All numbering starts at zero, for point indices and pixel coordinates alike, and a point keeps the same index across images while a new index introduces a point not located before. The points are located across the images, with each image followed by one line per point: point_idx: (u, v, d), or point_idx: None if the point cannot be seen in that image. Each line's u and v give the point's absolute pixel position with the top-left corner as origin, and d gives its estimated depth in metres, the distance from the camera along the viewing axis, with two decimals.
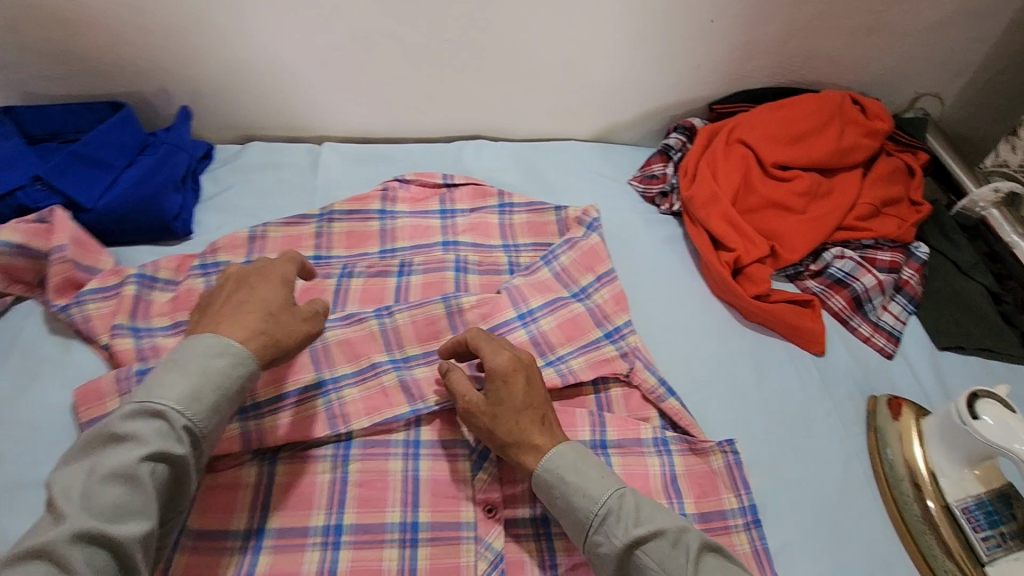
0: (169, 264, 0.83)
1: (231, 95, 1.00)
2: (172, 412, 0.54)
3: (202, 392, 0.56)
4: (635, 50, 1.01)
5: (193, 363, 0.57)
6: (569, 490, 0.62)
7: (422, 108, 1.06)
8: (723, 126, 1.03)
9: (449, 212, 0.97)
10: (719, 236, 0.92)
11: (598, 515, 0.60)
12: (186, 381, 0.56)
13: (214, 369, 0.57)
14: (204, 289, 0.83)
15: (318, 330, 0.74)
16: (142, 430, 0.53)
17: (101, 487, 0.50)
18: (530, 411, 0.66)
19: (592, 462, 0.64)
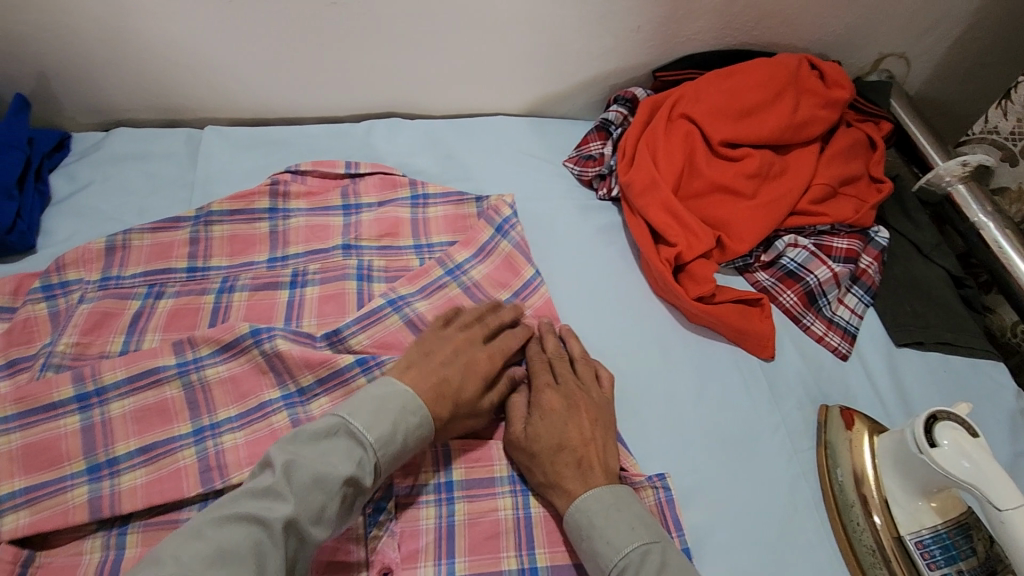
0: (4, 287, 0.70)
1: (85, 74, 0.84)
2: (365, 436, 0.55)
3: (398, 435, 0.56)
4: (563, 10, 0.87)
5: (366, 406, 0.57)
6: (594, 535, 0.57)
7: (321, 83, 0.91)
8: (665, 99, 0.90)
9: (354, 208, 0.84)
10: (658, 228, 0.81)
11: (617, 568, 0.55)
12: (388, 418, 0.56)
13: (403, 423, 0.57)
14: (49, 316, 0.69)
15: (195, 378, 0.65)
16: (342, 451, 0.54)
17: (306, 491, 0.51)
18: (573, 449, 0.61)
19: (628, 508, 0.58)
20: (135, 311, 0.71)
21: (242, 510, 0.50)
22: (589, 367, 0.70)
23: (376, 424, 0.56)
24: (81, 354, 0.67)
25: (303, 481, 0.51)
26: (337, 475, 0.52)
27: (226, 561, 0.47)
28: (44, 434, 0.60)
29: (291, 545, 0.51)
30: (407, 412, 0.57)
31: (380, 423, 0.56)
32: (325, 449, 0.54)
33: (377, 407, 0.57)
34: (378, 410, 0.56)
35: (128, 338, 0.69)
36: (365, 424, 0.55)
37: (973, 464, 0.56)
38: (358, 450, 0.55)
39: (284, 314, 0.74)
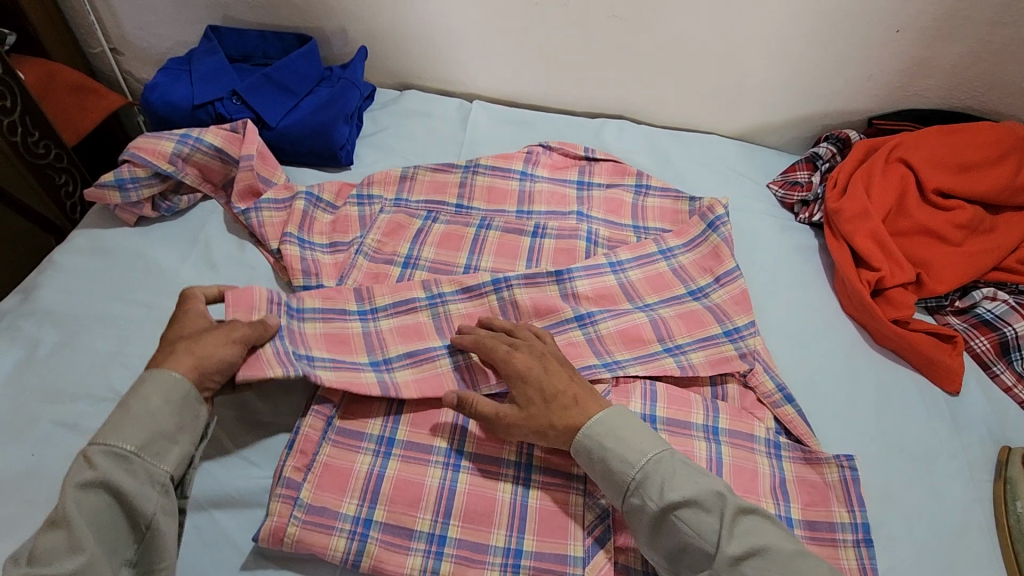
0: (332, 189, 0.91)
1: (400, 44, 1.06)
2: (94, 451, 0.55)
3: (152, 430, 0.57)
4: (805, 51, 0.98)
5: (132, 425, 0.57)
6: (607, 456, 0.62)
7: (573, 81, 1.08)
8: (883, 143, 0.98)
9: (587, 184, 0.99)
10: (862, 253, 0.89)
11: (634, 480, 0.60)
12: (123, 420, 0.57)
13: (157, 413, 0.58)
14: (358, 217, 0.89)
15: (442, 310, 0.78)
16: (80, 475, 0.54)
17: (53, 538, 0.51)
18: (566, 392, 0.66)
19: (636, 426, 0.64)
20: (417, 228, 0.90)
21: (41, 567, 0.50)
22: (525, 329, 0.73)
23: (136, 434, 0.56)
24: (379, 250, 0.86)
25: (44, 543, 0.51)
26: (76, 512, 0.52)
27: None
28: (338, 330, 0.74)
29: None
30: (163, 400, 0.59)
31: (136, 427, 0.57)
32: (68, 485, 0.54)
33: (137, 420, 0.57)
34: (137, 409, 0.57)
35: (412, 246, 0.88)
36: (117, 437, 0.56)
37: None
38: (106, 475, 0.54)
39: (525, 256, 0.89)
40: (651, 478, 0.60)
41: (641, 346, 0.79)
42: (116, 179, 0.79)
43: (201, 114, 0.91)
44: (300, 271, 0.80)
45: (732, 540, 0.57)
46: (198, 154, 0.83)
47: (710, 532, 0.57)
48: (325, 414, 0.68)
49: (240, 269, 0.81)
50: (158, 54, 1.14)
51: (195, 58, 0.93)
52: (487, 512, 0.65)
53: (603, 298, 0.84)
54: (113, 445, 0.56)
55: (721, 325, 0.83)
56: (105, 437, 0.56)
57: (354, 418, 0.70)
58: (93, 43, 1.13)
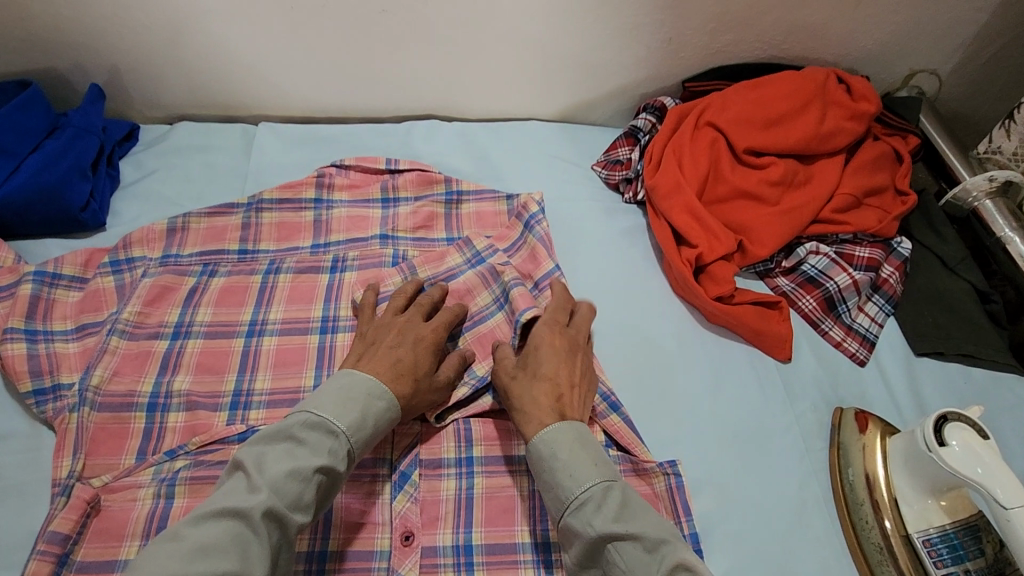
0: (77, 260, 0.76)
1: (155, 72, 0.92)
2: (342, 431, 0.56)
3: (369, 420, 0.58)
4: (596, 21, 0.92)
5: (330, 398, 0.58)
6: (557, 469, 0.57)
7: (366, 86, 0.97)
8: (692, 107, 0.94)
9: (391, 201, 0.89)
10: (681, 230, 0.84)
11: (578, 500, 0.55)
12: (355, 407, 0.57)
13: (371, 410, 0.58)
14: (116, 288, 0.76)
15: (241, 414, 0.68)
16: (317, 439, 0.55)
17: (281, 480, 0.52)
18: (556, 381, 0.63)
19: (587, 450, 0.58)
20: (190, 287, 0.78)
21: (220, 507, 0.51)
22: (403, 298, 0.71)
23: (345, 412, 0.57)
24: (141, 323, 0.73)
25: (275, 472, 0.52)
26: (243, 463, 0.54)
27: (207, 554, 0.48)
28: (116, 424, 0.66)
29: (274, 533, 0.51)
30: (377, 397, 0.59)
31: (355, 413, 0.57)
32: (274, 451, 0.54)
33: (347, 394, 0.58)
34: (360, 381, 0.59)
35: (184, 311, 0.75)
36: (334, 412, 0.56)
37: (1008, 493, 0.56)
38: (283, 431, 0.55)
39: (324, 294, 0.79)
40: (599, 504, 0.54)
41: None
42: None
43: None
44: (27, 372, 0.67)
45: None
46: None
47: (642, 568, 0.51)
48: (55, 552, 0.56)
49: None
50: None
51: None
52: None
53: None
54: (327, 419, 0.56)
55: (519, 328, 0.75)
56: (323, 406, 0.57)
57: (102, 545, 0.58)
58: None
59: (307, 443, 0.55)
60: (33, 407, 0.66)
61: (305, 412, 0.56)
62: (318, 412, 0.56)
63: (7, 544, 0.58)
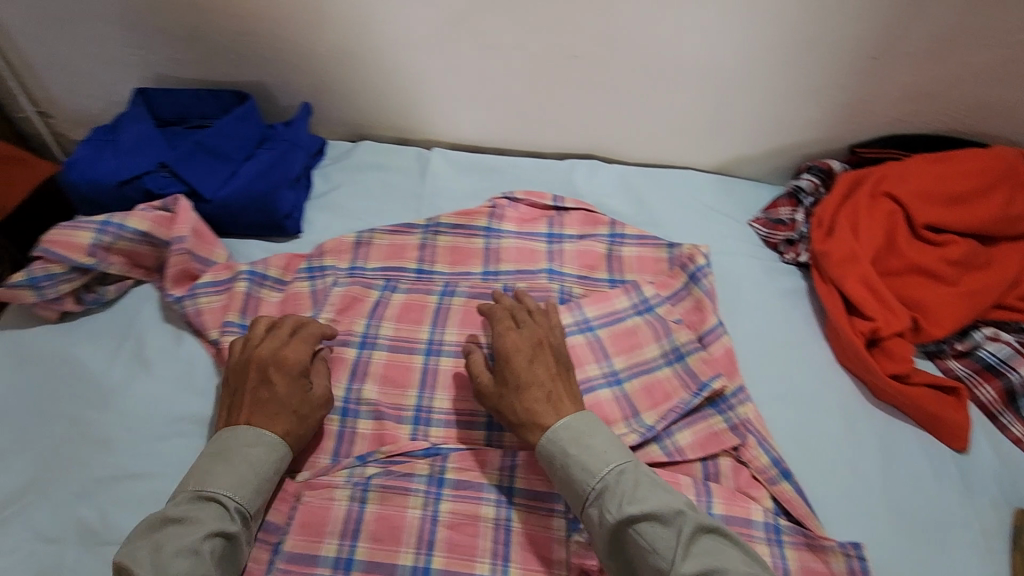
0: (279, 263, 0.83)
1: (350, 93, 0.99)
2: (225, 496, 0.57)
3: (258, 482, 0.60)
4: (778, 81, 0.92)
5: (239, 454, 0.60)
6: (569, 464, 0.61)
7: (537, 122, 1.01)
8: (868, 175, 0.92)
9: (556, 236, 0.92)
10: (855, 300, 0.83)
11: (595, 490, 0.59)
12: (235, 471, 0.59)
13: (251, 458, 0.60)
14: (310, 294, 0.81)
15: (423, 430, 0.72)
16: (214, 512, 0.56)
17: (166, 564, 0.52)
18: (542, 386, 0.66)
19: (604, 435, 0.62)
20: (374, 301, 0.82)
21: None
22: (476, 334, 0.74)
23: (241, 485, 0.59)
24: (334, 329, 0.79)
25: (174, 554, 0.52)
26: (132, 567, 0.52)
27: None
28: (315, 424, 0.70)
29: None
30: (258, 445, 0.61)
31: (233, 479, 0.59)
32: (196, 524, 0.55)
33: (239, 467, 0.59)
34: (242, 453, 0.60)
35: (369, 322, 0.80)
36: (213, 479, 0.58)
37: None
38: (199, 519, 0.55)
39: None
40: (615, 489, 0.58)
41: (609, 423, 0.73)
42: (28, 277, 0.71)
43: (129, 191, 0.82)
44: None
45: (687, 560, 0.54)
46: (121, 242, 0.74)
47: (667, 545, 0.54)
48: (270, 541, 0.62)
49: (177, 366, 0.73)
50: (90, 116, 1.06)
51: (121, 127, 0.85)
52: None
53: None
54: (221, 493, 0.57)
55: (689, 390, 0.76)
56: (223, 485, 0.58)
57: (305, 540, 0.62)
58: (16, 107, 1.04)
59: (210, 530, 0.55)
60: None
61: (202, 490, 0.57)
62: (217, 490, 0.57)
63: None
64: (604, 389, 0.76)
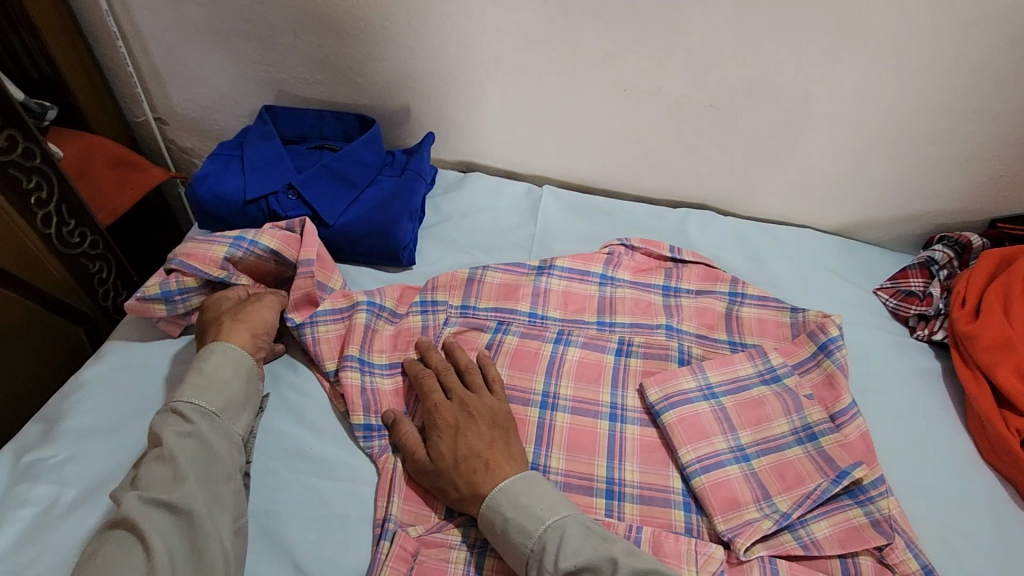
0: (394, 295, 0.81)
1: (467, 125, 0.97)
2: (202, 405, 0.61)
3: (222, 392, 0.63)
4: (923, 146, 0.87)
5: (214, 388, 0.63)
6: (508, 527, 0.58)
7: (655, 168, 0.98)
8: (1017, 255, 0.86)
9: (673, 290, 0.88)
10: (1008, 393, 0.76)
11: (537, 547, 0.56)
12: (205, 386, 0.63)
13: (226, 382, 0.64)
14: (422, 329, 0.79)
15: None
16: (171, 421, 0.60)
17: (154, 480, 0.55)
18: (479, 455, 0.62)
19: (540, 490, 0.60)
20: (487, 341, 0.80)
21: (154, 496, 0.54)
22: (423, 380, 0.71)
23: (211, 394, 0.63)
24: None
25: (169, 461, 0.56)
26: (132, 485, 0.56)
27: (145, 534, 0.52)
28: None
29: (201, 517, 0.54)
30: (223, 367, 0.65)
31: (209, 392, 0.63)
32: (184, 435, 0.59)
33: (207, 380, 0.64)
34: (211, 378, 0.64)
35: None
36: (197, 394, 0.62)
37: None
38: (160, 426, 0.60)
39: (613, 378, 0.78)
40: (550, 548, 0.55)
41: (740, 507, 0.67)
42: (163, 291, 0.72)
43: (253, 210, 0.81)
44: (361, 406, 0.69)
45: None
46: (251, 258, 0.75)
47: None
48: None
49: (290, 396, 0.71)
50: (204, 126, 1.07)
51: (249, 143, 0.85)
52: None
53: (694, 428, 0.72)
54: (197, 403, 0.62)
55: (827, 476, 0.70)
56: (190, 395, 0.62)
57: None
58: (138, 112, 1.06)
59: (163, 434, 0.58)
60: (361, 440, 0.68)
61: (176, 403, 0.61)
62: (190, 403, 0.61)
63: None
64: (735, 467, 0.70)
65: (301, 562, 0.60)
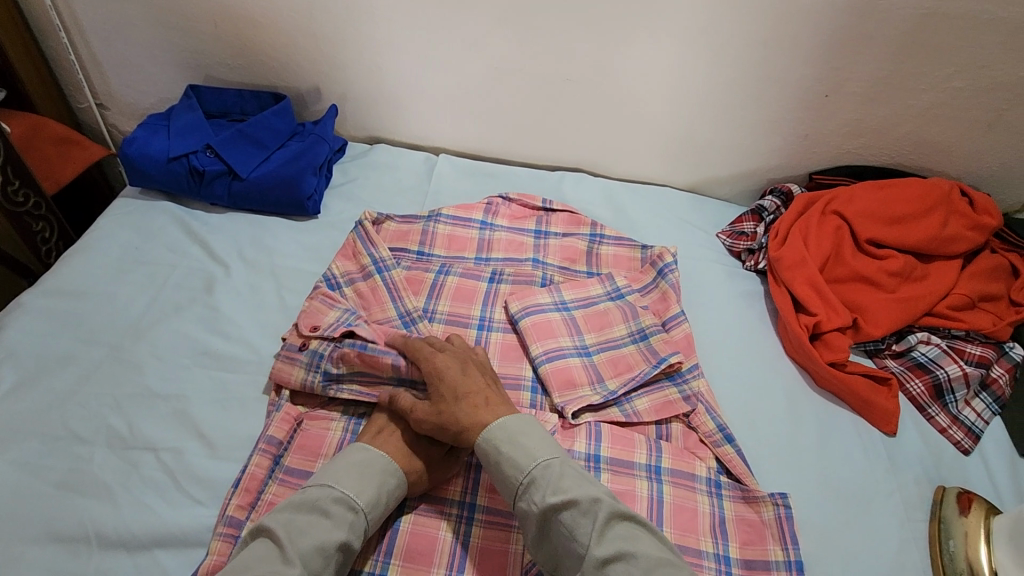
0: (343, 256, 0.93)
1: (372, 104, 1.14)
2: (362, 505, 0.61)
3: (383, 497, 0.63)
4: (742, 111, 1.06)
5: (350, 474, 0.63)
6: (502, 459, 0.63)
7: (533, 138, 1.15)
8: (819, 196, 1.05)
9: (543, 233, 1.04)
10: (801, 299, 0.94)
11: (526, 480, 0.61)
12: (373, 485, 0.63)
13: (386, 486, 0.64)
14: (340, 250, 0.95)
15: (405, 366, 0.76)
16: (338, 509, 0.60)
17: (313, 553, 0.56)
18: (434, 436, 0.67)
19: (535, 432, 0.65)
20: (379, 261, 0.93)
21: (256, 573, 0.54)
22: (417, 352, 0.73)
23: (365, 488, 0.62)
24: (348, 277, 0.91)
25: (304, 546, 0.56)
26: (270, 530, 0.57)
27: None
28: None
29: None
30: (389, 474, 0.64)
31: (368, 485, 0.63)
32: (300, 520, 0.58)
33: (363, 471, 0.63)
34: (371, 470, 0.64)
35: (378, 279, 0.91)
36: (357, 488, 0.62)
37: None
38: (312, 502, 0.60)
39: (482, 298, 0.93)
40: (538, 481, 0.61)
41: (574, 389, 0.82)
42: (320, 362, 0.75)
43: (175, 166, 0.96)
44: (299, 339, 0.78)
45: (600, 545, 0.56)
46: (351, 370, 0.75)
47: (581, 538, 0.57)
48: (271, 452, 0.70)
49: (204, 311, 0.84)
50: (142, 109, 1.21)
51: (175, 114, 1.00)
52: (429, 551, 0.66)
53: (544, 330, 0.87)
54: (352, 496, 0.61)
55: (650, 362, 0.86)
56: (346, 485, 0.62)
57: (301, 457, 0.70)
58: (81, 99, 1.20)
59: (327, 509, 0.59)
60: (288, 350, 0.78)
61: (331, 488, 0.61)
62: (348, 494, 0.61)
63: (231, 441, 0.72)
64: (574, 357, 0.85)
65: (205, 430, 0.72)
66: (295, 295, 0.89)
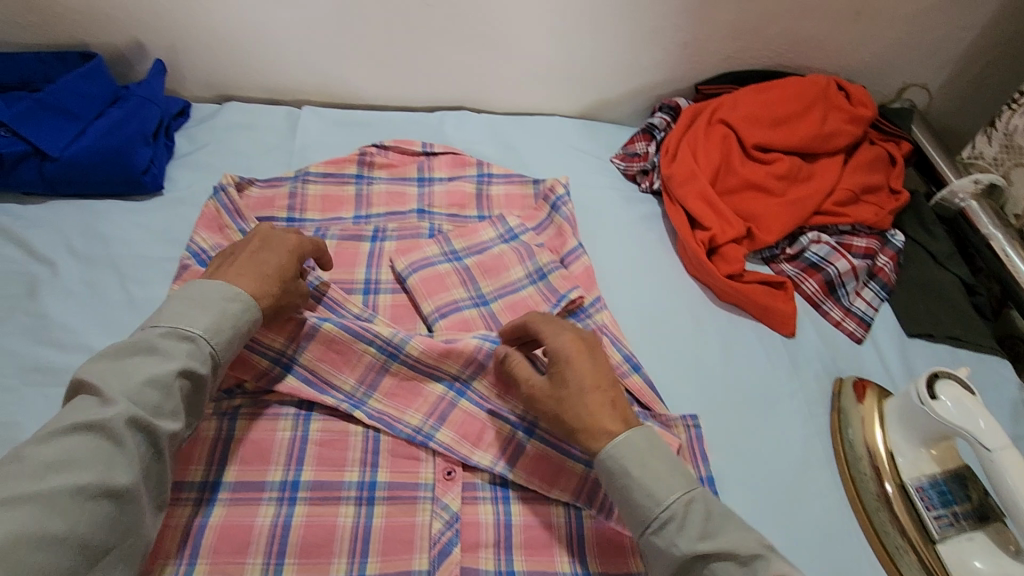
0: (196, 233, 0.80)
1: (211, 55, 0.99)
2: (202, 337, 0.57)
3: (225, 326, 0.58)
4: (620, 24, 1.00)
5: (181, 310, 0.57)
6: (629, 484, 0.57)
7: (404, 77, 1.05)
8: (705, 107, 1.02)
9: (426, 180, 0.96)
10: (696, 215, 0.92)
11: (659, 520, 0.55)
12: (208, 316, 0.58)
13: (228, 314, 0.59)
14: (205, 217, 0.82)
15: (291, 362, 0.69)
16: (172, 344, 0.55)
17: (136, 391, 0.52)
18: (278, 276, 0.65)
19: (666, 457, 0.58)
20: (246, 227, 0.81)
21: (74, 421, 0.50)
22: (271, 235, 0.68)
23: (197, 320, 0.57)
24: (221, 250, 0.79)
25: (129, 383, 0.52)
26: (90, 379, 0.53)
27: (63, 469, 0.48)
28: None
29: (139, 442, 0.52)
30: (229, 301, 0.59)
31: (204, 315, 0.58)
32: (132, 361, 0.54)
33: (199, 307, 0.58)
34: (199, 305, 0.58)
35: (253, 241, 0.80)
36: (189, 321, 0.57)
37: (988, 424, 0.63)
38: (141, 343, 0.55)
39: (366, 260, 0.85)
40: (675, 520, 0.54)
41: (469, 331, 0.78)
42: None
43: None
44: None
45: None
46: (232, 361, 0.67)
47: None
48: None
49: (28, 321, 0.71)
50: None
51: None
52: (327, 542, 0.60)
53: (436, 285, 0.81)
54: (181, 326, 0.56)
55: (550, 302, 0.81)
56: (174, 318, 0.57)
57: None
58: None
59: (159, 349, 0.55)
60: None
61: (157, 325, 0.56)
62: (177, 325, 0.56)
63: None
64: (471, 309, 0.80)
65: None
66: (142, 285, 0.77)
